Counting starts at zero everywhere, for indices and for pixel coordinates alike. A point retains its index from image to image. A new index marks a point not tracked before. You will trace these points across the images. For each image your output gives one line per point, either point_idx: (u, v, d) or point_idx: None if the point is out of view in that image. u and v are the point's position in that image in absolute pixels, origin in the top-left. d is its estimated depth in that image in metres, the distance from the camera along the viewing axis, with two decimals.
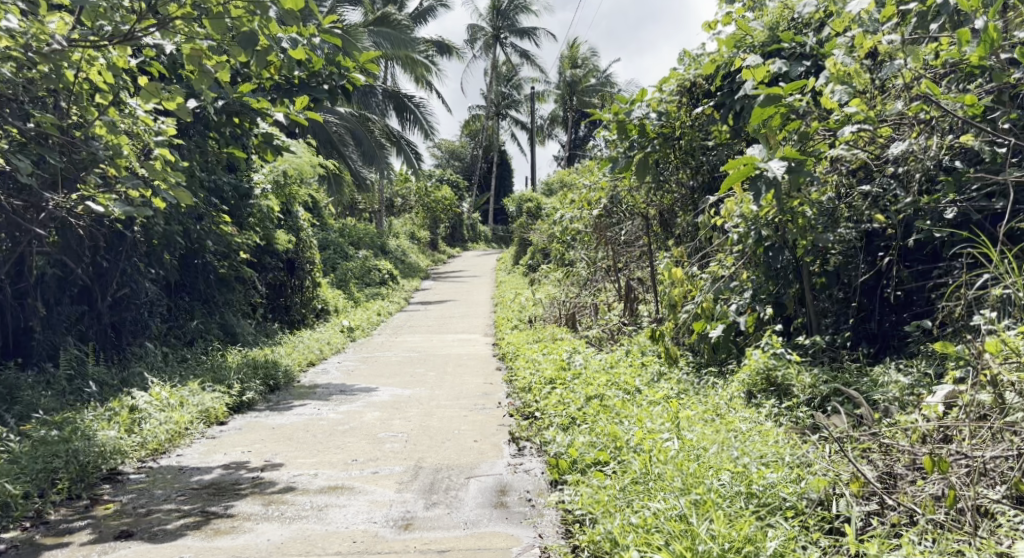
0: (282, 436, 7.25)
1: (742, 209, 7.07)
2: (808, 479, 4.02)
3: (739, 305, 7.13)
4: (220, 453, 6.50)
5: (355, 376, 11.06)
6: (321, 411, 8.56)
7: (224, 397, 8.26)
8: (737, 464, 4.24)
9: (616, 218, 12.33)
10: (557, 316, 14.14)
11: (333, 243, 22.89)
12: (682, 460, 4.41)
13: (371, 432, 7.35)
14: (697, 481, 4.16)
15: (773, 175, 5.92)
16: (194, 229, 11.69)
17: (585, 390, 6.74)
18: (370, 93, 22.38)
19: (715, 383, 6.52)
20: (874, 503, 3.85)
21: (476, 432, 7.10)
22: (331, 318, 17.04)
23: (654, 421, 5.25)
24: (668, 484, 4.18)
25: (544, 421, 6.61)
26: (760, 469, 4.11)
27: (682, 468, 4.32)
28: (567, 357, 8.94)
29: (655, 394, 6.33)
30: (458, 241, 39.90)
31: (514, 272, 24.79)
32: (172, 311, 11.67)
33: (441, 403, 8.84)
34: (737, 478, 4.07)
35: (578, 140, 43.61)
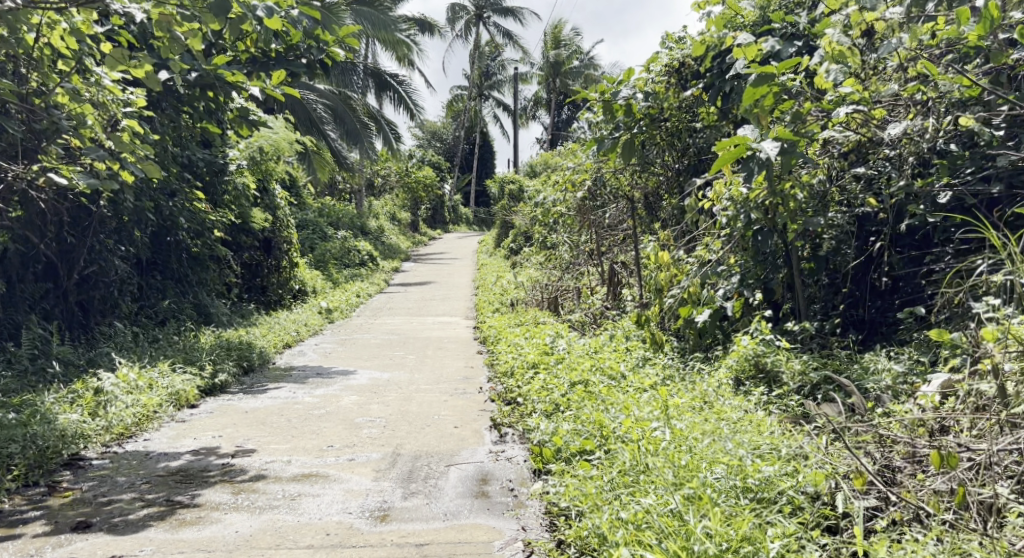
0: (255, 420, 7.04)
1: (730, 192, 6.87)
2: (805, 472, 3.85)
3: (727, 290, 6.93)
4: (190, 438, 6.29)
5: (333, 358, 10.84)
6: (296, 394, 8.36)
7: (195, 379, 8.04)
8: (731, 456, 4.07)
9: (600, 201, 12.15)
10: (540, 299, 13.97)
11: (312, 223, 22.62)
12: (674, 451, 4.25)
13: (347, 417, 7.15)
14: (690, 475, 3.99)
15: (765, 157, 5.69)
16: (166, 205, 11.40)
17: (569, 376, 6.56)
18: (350, 72, 22.06)
19: (702, 369, 6.36)
20: (873, 498, 3.68)
21: (456, 419, 6.91)
22: (309, 299, 16.80)
23: (642, 408, 5.09)
24: (659, 478, 4.00)
25: (527, 407, 6.44)
26: (756, 462, 3.94)
27: (674, 461, 4.15)
28: (549, 342, 8.76)
29: (641, 381, 6.17)
30: (440, 223, 39.61)
31: (496, 254, 24.57)
32: (143, 291, 11.41)
33: (420, 388, 8.64)
34: (730, 471, 3.91)
35: (562, 123, 43.33)
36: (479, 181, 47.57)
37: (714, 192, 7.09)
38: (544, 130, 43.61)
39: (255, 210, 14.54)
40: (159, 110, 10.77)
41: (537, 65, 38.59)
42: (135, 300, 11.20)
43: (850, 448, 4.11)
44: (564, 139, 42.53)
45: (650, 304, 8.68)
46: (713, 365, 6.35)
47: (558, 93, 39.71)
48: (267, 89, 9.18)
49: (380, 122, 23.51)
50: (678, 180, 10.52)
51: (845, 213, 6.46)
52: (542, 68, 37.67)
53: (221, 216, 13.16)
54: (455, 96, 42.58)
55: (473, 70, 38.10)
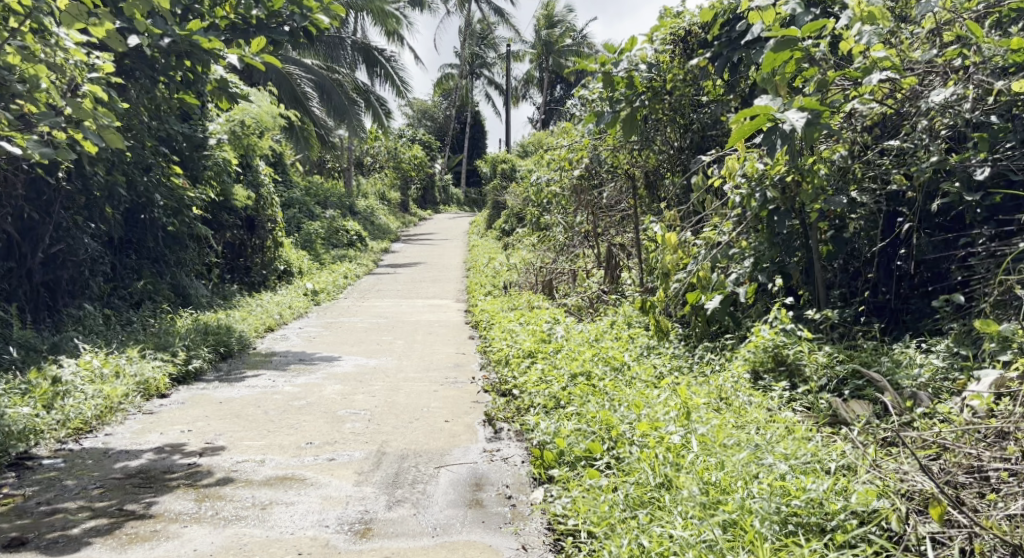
0: (229, 412, 6.53)
1: (745, 168, 6.33)
2: (855, 491, 3.38)
3: (741, 272, 6.40)
4: (156, 433, 5.76)
5: (317, 343, 10.31)
6: (276, 383, 7.84)
7: (166, 366, 7.52)
8: (767, 471, 3.60)
9: (598, 180, 11.63)
10: (533, 282, 13.46)
11: (300, 202, 22.03)
12: (702, 462, 3.77)
13: (329, 409, 6.63)
14: (723, 496, 3.50)
15: (790, 127, 5.08)
16: (139, 180, 10.82)
17: (571, 367, 6.07)
18: (337, 46, 21.41)
19: (713, 361, 5.88)
20: (936, 523, 3.20)
21: (446, 413, 6.40)
22: (295, 280, 16.24)
23: (656, 407, 4.61)
24: (686, 498, 3.53)
25: (525, 401, 5.94)
26: (798, 479, 3.47)
27: (701, 476, 3.68)
28: (546, 329, 8.24)
29: (653, 377, 5.69)
30: (431, 203, 39.01)
31: (487, 235, 24.05)
32: (118, 271, 10.85)
33: (409, 376, 8.13)
34: (768, 490, 3.42)
35: (555, 102, 42.66)
36: (470, 160, 46.91)
37: (727, 169, 6.53)
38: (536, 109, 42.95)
39: (236, 187, 13.97)
40: (132, 79, 10.18)
41: (529, 42, 37.89)
42: (107, 281, 10.64)
43: (902, 458, 3.63)
44: (556, 118, 41.90)
45: (653, 289, 8.17)
46: (727, 356, 5.85)
47: (551, 71, 39.02)
48: (246, 57, 8.61)
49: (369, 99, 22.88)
50: (681, 158, 10.00)
51: (870, 191, 5.91)
52: (534, 46, 36.97)
53: (201, 193, 12.58)
54: (446, 74, 41.88)
55: (464, 46, 37.38)
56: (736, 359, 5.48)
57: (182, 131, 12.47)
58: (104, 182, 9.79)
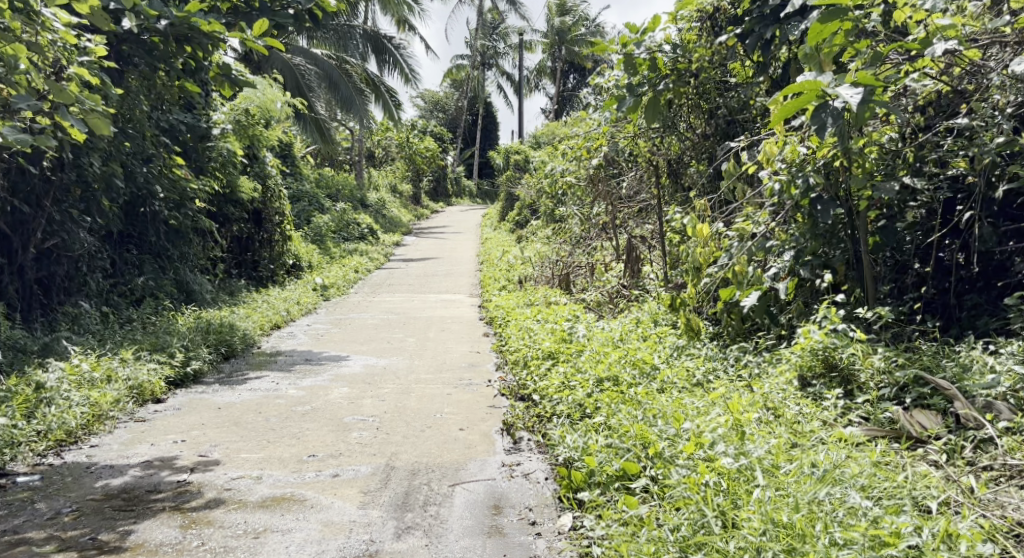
0: (227, 419, 6.08)
1: (785, 153, 5.80)
2: (960, 538, 2.93)
3: (781, 266, 5.90)
4: (146, 444, 5.31)
5: (326, 342, 9.86)
6: (279, 385, 7.38)
7: (163, 369, 7.07)
8: (848, 512, 3.13)
9: (617, 169, 11.14)
10: (549, 276, 12.98)
11: (309, 194, 21.59)
12: (766, 496, 3.28)
13: (335, 416, 6.17)
14: (797, 542, 3.01)
15: (843, 105, 4.52)
16: (138, 171, 10.39)
17: (596, 370, 5.59)
18: (347, 36, 20.81)
19: (752, 365, 5.38)
20: None
21: (461, 421, 5.94)
22: (304, 275, 15.79)
23: (698, 420, 4.13)
24: (753, 540, 3.06)
25: (547, 409, 5.47)
26: (889, 524, 3.01)
27: (766, 511, 3.20)
28: (566, 327, 7.76)
29: (689, 385, 5.20)
30: (443, 196, 38.52)
31: (500, 228, 23.56)
32: (118, 267, 10.43)
33: (420, 378, 7.67)
34: (857, 539, 2.93)
35: (567, 92, 42.06)
36: (482, 152, 46.37)
37: (764, 155, 6.01)
38: (548, 100, 42.40)
39: (242, 179, 13.53)
40: (130, 67, 9.74)
41: (541, 32, 37.34)
42: (107, 277, 10.22)
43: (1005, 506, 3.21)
44: (569, 109, 41.31)
45: (680, 284, 7.68)
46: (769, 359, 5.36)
47: (564, 60, 38.42)
48: (246, 40, 8.15)
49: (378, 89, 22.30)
50: (706, 145, 9.50)
51: (923, 176, 5.40)
52: (547, 35, 36.35)
53: (205, 185, 12.15)
54: (457, 65, 41.38)
55: (476, 36, 36.85)
56: (781, 364, 4.98)
57: (185, 121, 12.03)
58: (101, 174, 9.38)
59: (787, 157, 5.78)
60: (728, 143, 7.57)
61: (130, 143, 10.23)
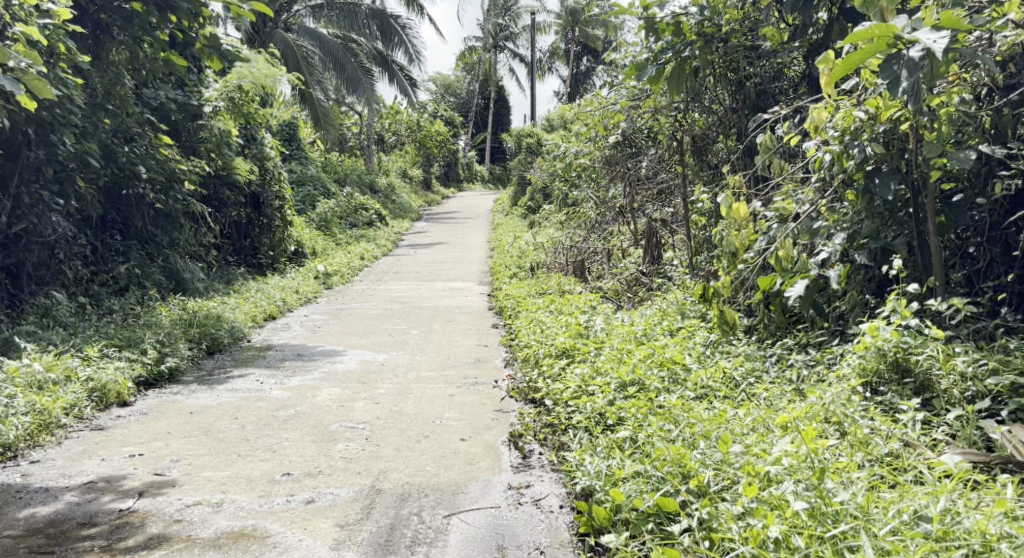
0: (198, 425, 5.35)
1: (837, 120, 5.03)
2: None
3: (833, 248, 5.14)
4: (96, 458, 4.57)
5: (322, 334, 9.15)
6: (264, 384, 6.64)
7: (133, 367, 6.34)
8: None
9: (636, 147, 10.36)
10: (563, 263, 12.20)
11: (315, 179, 20.86)
12: None
13: (319, 423, 5.41)
14: None
15: (922, 54, 3.70)
16: (119, 151, 9.67)
17: (618, 372, 4.87)
18: (353, 15, 19.70)
19: (803, 374, 4.64)
20: None
21: (463, 429, 5.20)
22: (307, 262, 15.03)
23: (751, 445, 3.49)
24: None
25: (562, 419, 4.75)
26: None
27: None
28: (583, 319, 7.01)
29: (726, 394, 4.52)
30: (454, 181, 37.77)
31: (512, 213, 22.77)
32: (99, 254, 9.70)
33: (421, 376, 6.91)
34: None
35: (581, 75, 41.13)
36: (494, 136, 45.52)
37: (811, 122, 5.27)
38: (562, 83, 41.49)
39: (238, 160, 12.77)
40: (107, 38, 9.12)
41: (555, 12, 36.39)
42: (86, 264, 9.48)
43: None
44: (583, 92, 40.42)
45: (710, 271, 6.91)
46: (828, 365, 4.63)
47: (577, 42, 37.50)
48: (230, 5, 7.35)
49: (388, 68, 21.55)
50: (733, 118, 8.75)
51: (1005, 145, 4.60)
52: (561, 16, 35.42)
53: (195, 167, 11.45)
54: (469, 48, 40.57)
55: (488, 18, 35.96)
56: (841, 368, 4.21)
57: (175, 98, 11.63)
58: (76, 152, 8.73)
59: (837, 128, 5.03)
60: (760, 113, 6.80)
61: (110, 121, 9.54)
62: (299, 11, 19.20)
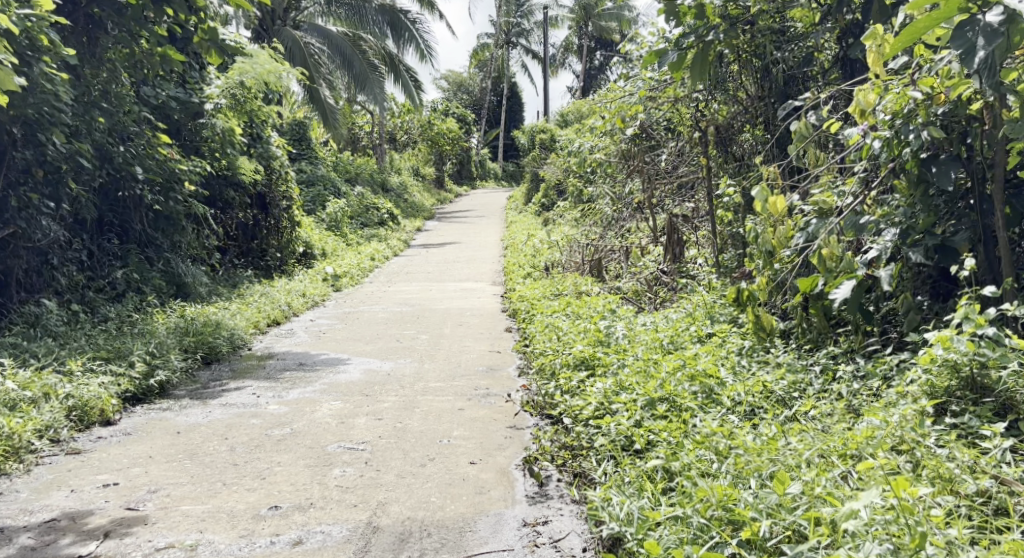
0: (184, 446, 4.88)
1: (889, 104, 4.63)
2: None
3: (885, 244, 4.71)
4: (65, 489, 4.10)
5: (327, 340, 8.71)
6: (261, 398, 6.18)
7: (119, 381, 5.86)
8: None
9: (654, 140, 9.85)
10: (579, 262, 11.70)
11: (325, 178, 20.38)
12: None
13: (316, 444, 4.94)
14: None
15: (1002, 16, 3.28)
16: (115, 151, 9.20)
17: (646, 387, 4.40)
18: (360, 10, 19.07)
19: (852, 395, 4.19)
20: None
21: (473, 450, 4.73)
22: (315, 263, 14.57)
23: (810, 485, 3.13)
24: None
25: (584, 441, 4.26)
26: None
27: None
28: (603, 324, 6.53)
29: (769, 415, 4.10)
30: (467, 179, 37.27)
31: (526, 210, 22.27)
32: (95, 258, 9.23)
33: (429, 387, 6.44)
34: None
35: (594, 71, 40.58)
36: (507, 133, 45.01)
37: (857, 106, 4.87)
38: (574, 78, 40.97)
39: (243, 159, 12.22)
40: (101, 32, 8.82)
41: (568, 8, 35.84)
42: (81, 269, 9.02)
43: None
44: (596, 87, 39.85)
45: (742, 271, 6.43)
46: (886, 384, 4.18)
47: (590, 37, 36.96)
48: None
49: (395, 68, 21.06)
50: (759, 107, 8.24)
51: None
52: (574, 12, 34.87)
53: (197, 166, 11.00)
54: (481, 45, 40.10)
55: (500, 15, 35.45)
56: (909, 387, 3.79)
57: (176, 97, 11.27)
58: (67, 153, 8.29)
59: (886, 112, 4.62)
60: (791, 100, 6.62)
61: (106, 119, 9.09)
62: (308, 7, 18.75)
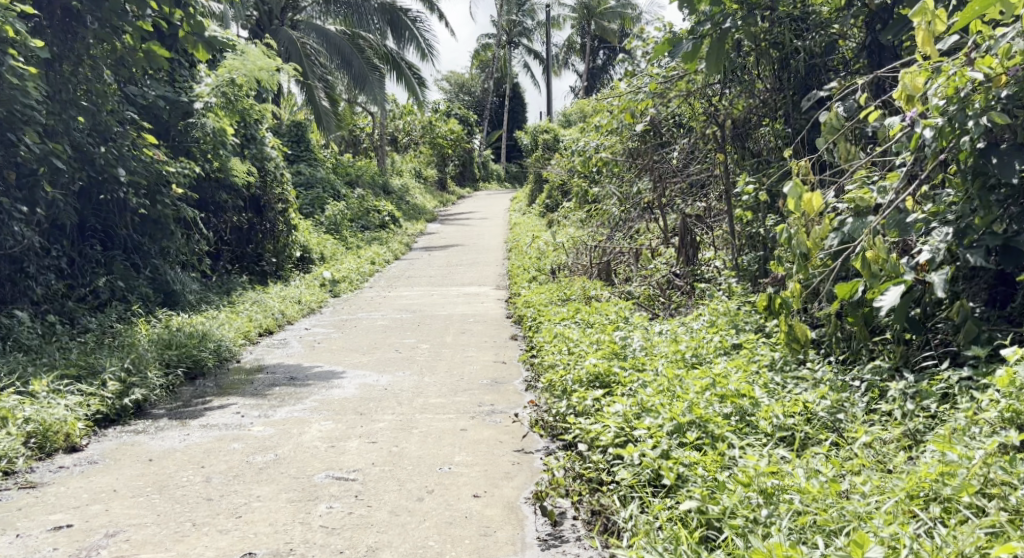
0: (153, 477, 4.39)
1: (939, 89, 4.16)
2: None
3: (936, 245, 4.23)
4: (11, 533, 3.61)
5: (321, 351, 8.20)
6: (245, 418, 5.68)
7: (88, 400, 5.36)
8: None
9: (665, 137, 9.34)
10: (587, 265, 11.19)
11: (324, 180, 19.86)
12: None
13: (301, 473, 4.43)
14: None
15: None
16: (95, 152, 8.69)
17: (672, 411, 3.90)
18: (359, 8, 18.46)
19: (908, 421, 3.71)
20: None
21: (478, 479, 4.23)
22: (313, 269, 14.06)
23: (890, 548, 2.67)
24: None
25: (604, 473, 3.77)
26: None
27: None
28: (617, 335, 6.00)
29: (815, 445, 3.63)
30: (470, 181, 36.75)
31: (530, 212, 21.75)
32: (75, 266, 8.71)
33: (429, 404, 5.93)
34: None
35: (597, 70, 40.06)
36: (510, 134, 44.48)
37: (904, 90, 4.39)
38: (577, 79, 40.47)
39: (235, 160, 11.76)
40: (79, 26, 8.46)
41: (569, 7, 35.31)
42: (61, 277, 8.52)
43: None
44: (599, 87, 39.30)
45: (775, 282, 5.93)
46: (948, 407, 3.69)
47: (593, 36, 36.42)
48: None
49: (397, 66, 20.50)
50: (779, 101, 7.74)
51: None
52: (575, 11, 34.34)
53: (186, 169, 10.50)
54: (482, 45, 39.59)
55: (501, 14, 34.94)
56: (989, 419, 3.32)
57: (164, 96, 10.78)
58: (41, 154, 7.80)
59: (938, 97, 4.17)
60: (816, 92, 6.59)
61: (85, 119, 8.59)
62: (306, 6, 18.21)
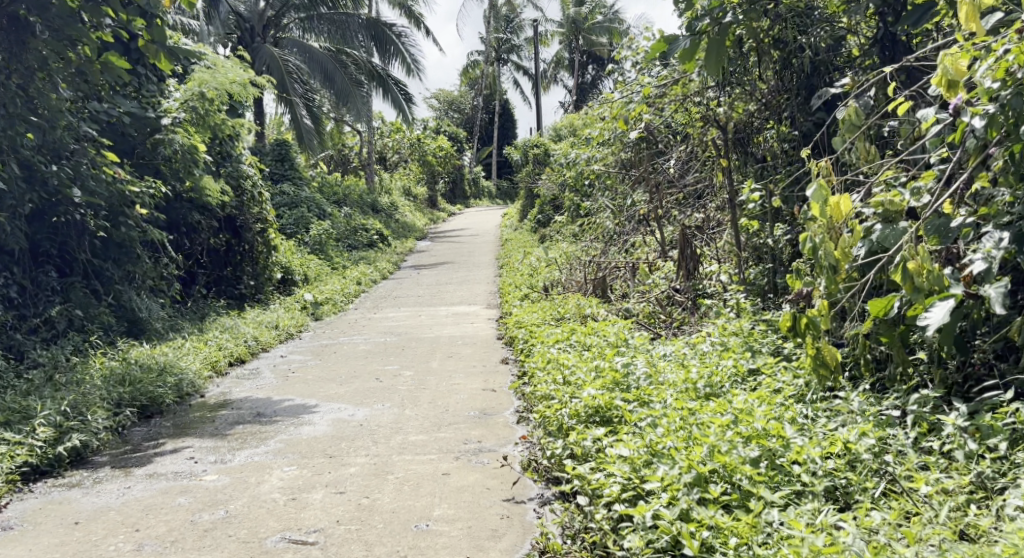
0: (75, 546, 3.73)
1: (989, 70, 3.56)
2: None
3: (991, 254, 3.62)
4: None
5: (294, 381, 7.52)
6: (198, 464, 5.01)
7: (15, 451, 4.70)
8: None
9: (660, 145, 8.75)
10: (581, 282, 10.56)
11: (310, 200, 19.22)
12: None
13: (252, 536, 3.78)
14: None
15: None
16: (46, 170, 8.04)
17: (690, 459, 3.29)
18: (343, 26, 17.64)
19: (979, 466, 3.13)
20: None
21: (460, 542, 3.59)
22: (295, 291, 13.38)
23: None
24: None
25: (610, 539, 3.14)
26: None
27: None
28: (618, 361, 5.34)
29: (868, 503, 3.04)
30: (461, 198, 36.15)
31: (522, 227, 21.12)
32: (26, 294, 8.04)
33: (408, 442, 5.27)
34: None
35: (587, 85, 39.52)
36: (501, 150, 43.91)
37: (944, 75, 3.77)
38: (567, 94, 39.93)
39: (209, 179, 11.02)
40: (29, 36, 7.53)
41: (557, 22, 34.73)
42: (10, 308, 7.85)
43: None
44: (589, 101, 38.74)
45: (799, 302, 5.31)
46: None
47: (582, 50, 35.82)
48: None
49: (383, 83, 19.75)
50: (783, 103, 7.14)
51: None
52: (563, 26, 33.77)
53: (154, 188, 9.86)
54: (471, 62, 39.05)
55: (488, 31, 34.38)
56: None
57: (131, 112, 10.17)
58: None
59: (989, 80, 3.58)
60: (826, 89, 5.92)
61: (35, 136, 7.93)
62: (287, 23, 17.48)
